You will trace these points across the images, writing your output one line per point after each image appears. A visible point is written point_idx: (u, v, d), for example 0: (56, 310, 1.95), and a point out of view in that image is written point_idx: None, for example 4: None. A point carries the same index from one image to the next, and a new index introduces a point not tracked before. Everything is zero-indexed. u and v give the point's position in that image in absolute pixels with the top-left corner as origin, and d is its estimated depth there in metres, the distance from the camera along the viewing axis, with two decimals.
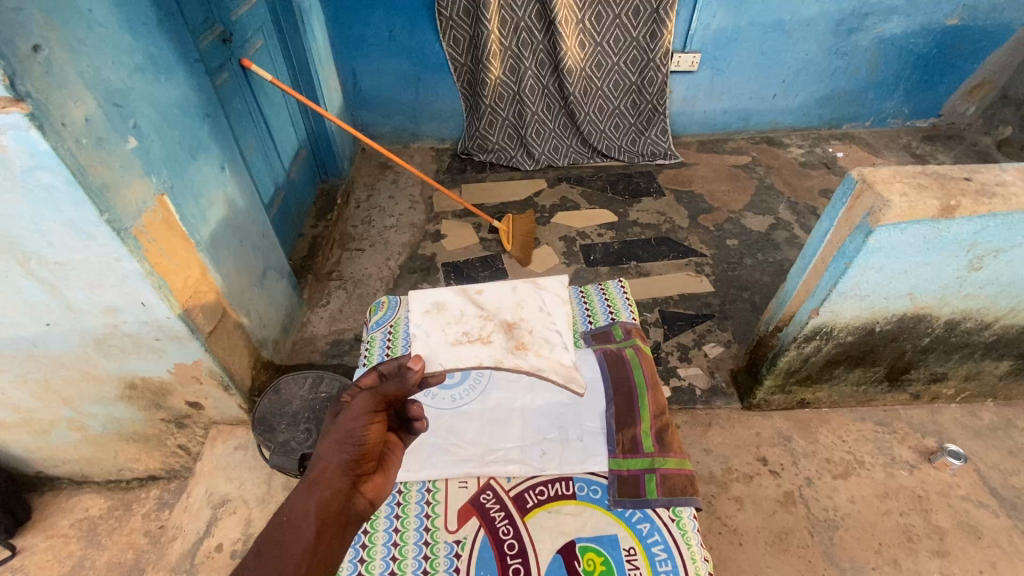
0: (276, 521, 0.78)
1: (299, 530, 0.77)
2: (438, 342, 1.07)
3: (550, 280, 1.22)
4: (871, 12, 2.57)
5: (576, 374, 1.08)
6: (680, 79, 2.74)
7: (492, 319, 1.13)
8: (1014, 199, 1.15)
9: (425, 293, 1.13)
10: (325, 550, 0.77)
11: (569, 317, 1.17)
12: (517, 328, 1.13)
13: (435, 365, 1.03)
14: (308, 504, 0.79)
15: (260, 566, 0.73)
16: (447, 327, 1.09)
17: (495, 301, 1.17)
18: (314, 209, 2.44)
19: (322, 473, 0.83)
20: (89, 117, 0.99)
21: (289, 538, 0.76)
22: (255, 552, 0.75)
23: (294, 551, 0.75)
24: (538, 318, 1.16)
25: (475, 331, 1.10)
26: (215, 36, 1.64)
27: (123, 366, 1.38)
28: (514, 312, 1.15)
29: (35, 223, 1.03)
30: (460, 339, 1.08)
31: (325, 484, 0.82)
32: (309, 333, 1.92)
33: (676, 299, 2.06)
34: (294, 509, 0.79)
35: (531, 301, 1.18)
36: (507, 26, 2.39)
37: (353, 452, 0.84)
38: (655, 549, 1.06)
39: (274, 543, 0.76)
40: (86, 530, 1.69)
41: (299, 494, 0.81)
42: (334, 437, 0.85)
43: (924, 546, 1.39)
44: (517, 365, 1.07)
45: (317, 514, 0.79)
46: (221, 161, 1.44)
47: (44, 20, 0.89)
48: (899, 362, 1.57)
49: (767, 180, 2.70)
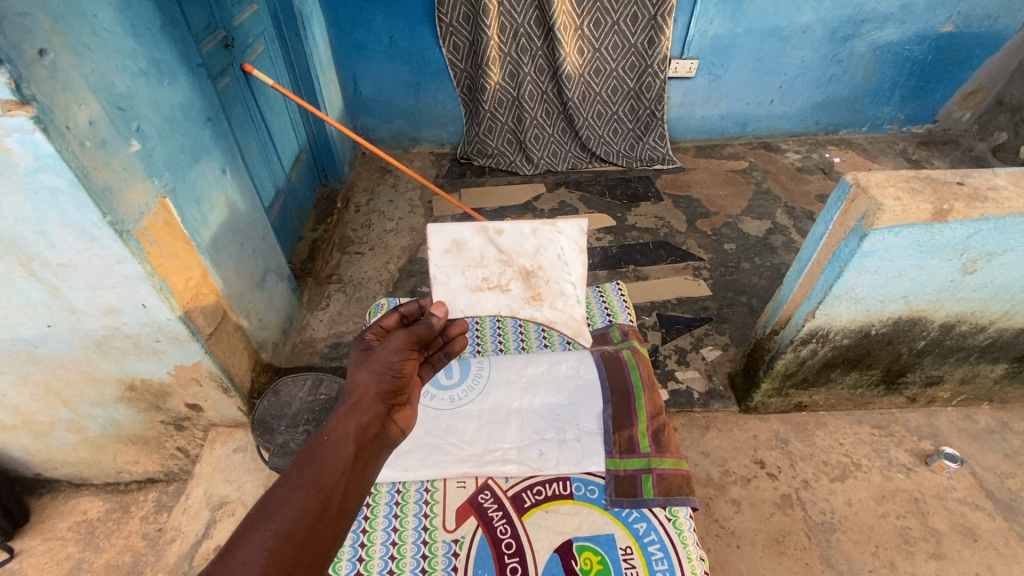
0: (315, 440, 0.74)
1: (340, 448, 0.74)
2: (458, 288, 1.09)
3: (571, 224, 1.11)
4: (867, 19, 2.60)
5: (584, 330, 1.14)
6: (678, 85, 2.76)
7: (511, 265, 1.12)
8: (1006, 203, 1.16)
9: (444, 229, 1.08)
10: (363, 471, 0.74)
11: (587, 267, 1.13)
12: (535, 276, 1.13)
13: (456, 313, 1.09)
14: (349, 425, 0.77)
15: (300, 479, 0.68)
16: (466, 271, 1.10)
17: (515, 244, 1.11)
18: (314, 213, 2.45)
19: (359, 400, 0.81)
20: (93, 120, 1.00)
21: (330, 453, 0.72)
22: (293, 468, 0.70)
23: (335, 466, 0.71)
24: (556, 266, 1.13)
25: (495, 277, 1.11)
26: (217, 41, 1.66)
27: (123, 367, 1.38)
28: (533, 257, 1.13)
29: (38, 224, 1.04)
30: (480, 286, 1.10)
31: (364, 409, 0.80)
32: (309, 336, 1.92)
33: (674, 303, 2.07)
34: (334, 429, 0.76)
35: (550, 245, 1.13)
36: (506, 33, 2.42)
37: (391, 383, 0.85)
38: (652, 549, 1.07)
39: (314, 457, 0.71)
40: (84, 532, 1.69)
41: (337, 417, 0.78)
42: (371, 367, 0.86)
43: (922, 548, 1.39)
44: (531, 315, 1.14)
45: (357, 435, 0.76)
46: (222, 164, 1.46)
47: (50, 25, 0.91)
48: (894, 365, 1.58)
49: (764, 185, 2.72)
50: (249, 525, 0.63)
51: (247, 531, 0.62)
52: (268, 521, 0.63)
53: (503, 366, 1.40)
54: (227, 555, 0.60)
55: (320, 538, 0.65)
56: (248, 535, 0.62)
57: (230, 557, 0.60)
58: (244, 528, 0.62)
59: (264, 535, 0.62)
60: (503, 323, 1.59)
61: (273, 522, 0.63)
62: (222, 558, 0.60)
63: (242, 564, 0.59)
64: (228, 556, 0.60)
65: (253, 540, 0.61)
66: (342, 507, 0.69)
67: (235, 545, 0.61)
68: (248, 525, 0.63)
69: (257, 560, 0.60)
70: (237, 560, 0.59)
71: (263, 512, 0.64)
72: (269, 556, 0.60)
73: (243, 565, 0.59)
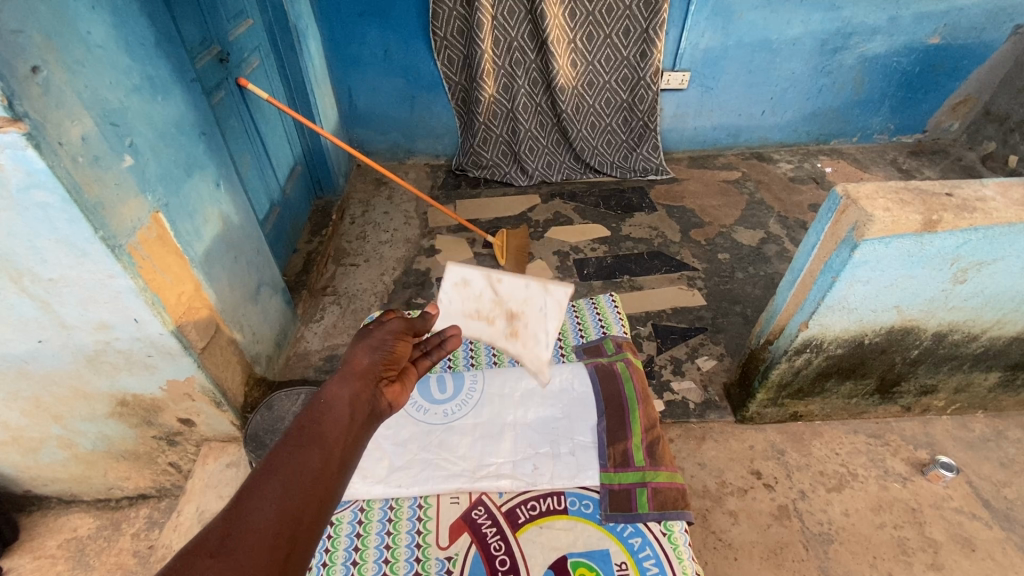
0: (312, 404, 0.74)
1: (337, 411, 0.74)
2: (454, 313, 1.12)
3: (563, 289, 1.08)
4: (855, 32, 2.64)
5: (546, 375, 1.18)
6: (670, 97, 2.79)
7: (501, 307, 1.12)
8: (994, 213, 1.17)
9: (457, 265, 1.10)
10: (360, 434, 0.74)
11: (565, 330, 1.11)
12: (518, 321, 1.13)
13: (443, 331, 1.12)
14: (344, 392, 0.77)
15: (301, 441, 0.68)
16: (465, 303, 1.11)
17: (510, 292, 1.10)
18: (309, 224, 2.46)
19: (355, 371, 0.82)
20: (86, 135, 1.01)
21: (329, 415, 0.73)
22: (294, 427, 0.70)
23: (335, 426, 0.72)
24: (539, 318, 1.12)
25: (484, 314, 1.12)
26: (212, 55, 1.67)
27: (114, 383, 1.37)
28: (521, 305, 1.12)
29: (31, 240, 1.04)
30: (470, 318, 1.12)
31: (358, 379, 0.80)
32: (303, 348, 1.92)
33: (669, 313, 2.08)
34: (331, 394, 0.76)
35: (539, 300, 1.11)
36: (500, 46, 2.45)
37: (383, 359, 0.86)
38: (648, 564, 1.06)
39: (314, 418, 0.72)
40: (74, 550, 1.66)
41: (333, 384, 0.78)
42: (364, 346, 0.87)
43: (919, 559, 1.38)
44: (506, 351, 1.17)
45: (354, 401, 0.76)
46: (216, 178, 1.46)
47: (44, 43, 0.91)
48: (889, 374, 1.58)
49: (757, 195, 2.74)
50: (257, 477, 0.63)
51: (259, 482, 0.62)
52: (275, 474, 0.63)
53: (496, 380, 1.38)
54: (242, 501, 0.60)
55: (325, 490, 0.65)
56: (258, 485, 0.62)
57: (245, 503, 0.60)
58: (253, 479, 0.62)
59: (273, 485, 0.62)
60: None
61: (282, 473, 0.63)
62: (236, 505, 0.60)
63: (256, 509, 0.59)
64: (241, 504, 0.60)
65: (264, 488, 0.61)
66: (342, 462, 0.69)
67: (249, 492, 0.61)
68: (258, 476, 0.63)
69: (268, 506, 0.60)
70: (252, 505, 0.60)
71: (269, 465, 0.64)
72: (281, 502, 0.61)
73: (257, 509, 0.59)
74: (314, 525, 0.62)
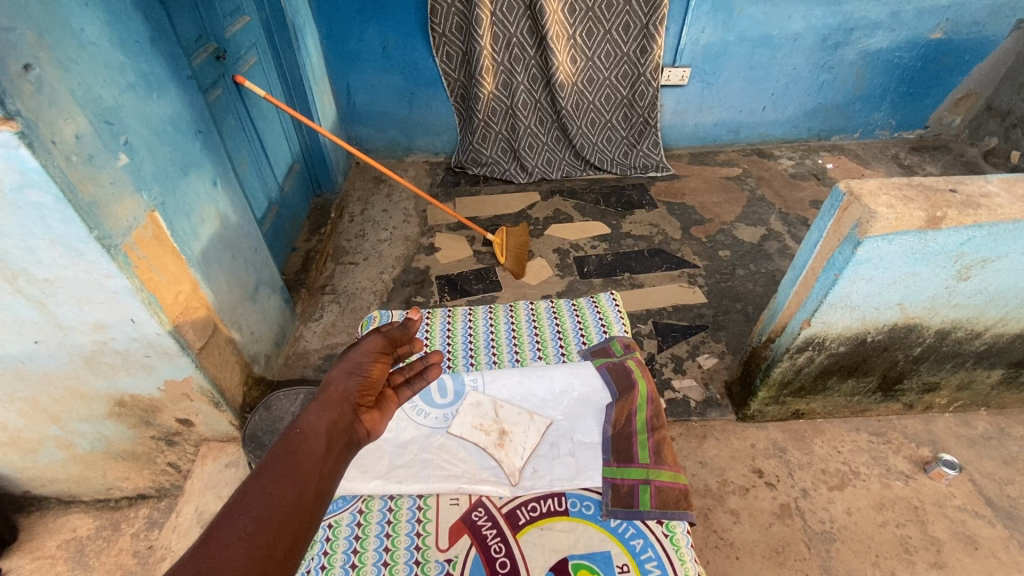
0: (287, 433, 0.74)
1: (312, 440, 0.73)
2: (461, 420, 1.28)
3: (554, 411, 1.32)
4: (857, 27, 2.62)
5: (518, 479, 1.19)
6: (670, 93, 2.78)
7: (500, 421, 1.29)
8: (999, 209, 1.16)
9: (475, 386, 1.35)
10: (337, 462, 0.74)
11: (546, 446, 1.26)
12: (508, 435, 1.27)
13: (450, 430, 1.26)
14: (321, 419, 0.76)
15: (272, 476, 0.68)
16: (473, 418, 1.29)
17: (512, 412, 1.31)
18: (308, 223, 2.45)
19: (333, 395, 0.81)
20: (79, 134, 0.99)
21: (305, 444, 0.72)
22: (270, 458, 0.70)
23: (310, 455, 0.72)
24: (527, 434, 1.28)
25: (487, 426, 1.28)
26: (208, 52, 1.66)
27: (111, 384, 1.36)
28: (516, 423, 1.29)
29: (25, 240, 1.02)
30: (474, 427, 1.27)
31: (336, 403, 0.80)
32: (302, 348, 1.91)
33: (669, 311, 2.07)
34: (306, 421, 0.76)
35: (532, 419, 1.30)
36: (499, 43, 2.44)
37: (363, 379, 0.85)
38: (649, 566, 1.05)
39: (289, 447, 0.72)
40: (73, 551, 1.66)
41: (310, 411, 0.77)
42: (342, 367, 0.86)
43: (922, 558, 1.38)
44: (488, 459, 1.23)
45: (331, 427, 0.76)
46: (213, 177, 1.44)
47: (36, 40, 0.90)
48: (891, 372, 1.57)
49: (757, 192, 2.72)
50: (226, 516, 0.63)
51: (229, 518, 0.63)
52: (247, 509, 0.64)
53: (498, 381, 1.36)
54: (211, 537, 0.61)
55: (299, 523, 0.65)
56: (227, 522, 0.63)
57: (215, 540, 0.61)
58: (223, 515, 0.63)
59: (244, 522, 0.63)
60: (497, 335, 1.58)
61: (253, 508, 0.64)
62: (206, 542, 0.60)
63: (226, 547, 0.60)
64: (210, 541, 0.61)
65: (233, 525, 0.62)
66: (317, 493, 0.69)
67: (218, 528, 0.62)
68: (228, 513, 0.63)
69: (239, 543, 0.61)
70: (221, 542, 0.60)
71: (241, 500, 0.65)
72: (250, 539, 0.61)
73: (225, 548, 0.60)
74: (288, 559, 0.63)
